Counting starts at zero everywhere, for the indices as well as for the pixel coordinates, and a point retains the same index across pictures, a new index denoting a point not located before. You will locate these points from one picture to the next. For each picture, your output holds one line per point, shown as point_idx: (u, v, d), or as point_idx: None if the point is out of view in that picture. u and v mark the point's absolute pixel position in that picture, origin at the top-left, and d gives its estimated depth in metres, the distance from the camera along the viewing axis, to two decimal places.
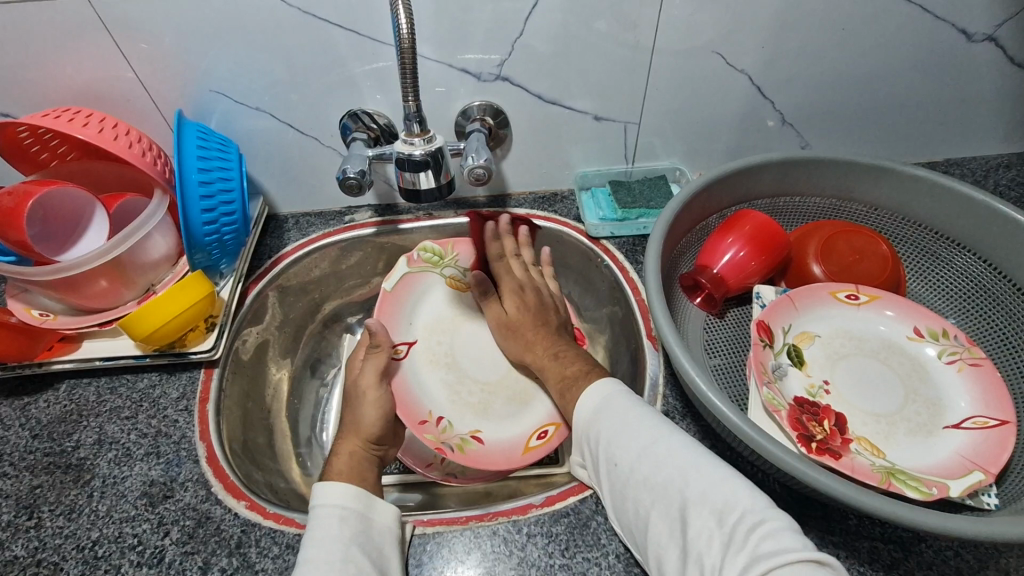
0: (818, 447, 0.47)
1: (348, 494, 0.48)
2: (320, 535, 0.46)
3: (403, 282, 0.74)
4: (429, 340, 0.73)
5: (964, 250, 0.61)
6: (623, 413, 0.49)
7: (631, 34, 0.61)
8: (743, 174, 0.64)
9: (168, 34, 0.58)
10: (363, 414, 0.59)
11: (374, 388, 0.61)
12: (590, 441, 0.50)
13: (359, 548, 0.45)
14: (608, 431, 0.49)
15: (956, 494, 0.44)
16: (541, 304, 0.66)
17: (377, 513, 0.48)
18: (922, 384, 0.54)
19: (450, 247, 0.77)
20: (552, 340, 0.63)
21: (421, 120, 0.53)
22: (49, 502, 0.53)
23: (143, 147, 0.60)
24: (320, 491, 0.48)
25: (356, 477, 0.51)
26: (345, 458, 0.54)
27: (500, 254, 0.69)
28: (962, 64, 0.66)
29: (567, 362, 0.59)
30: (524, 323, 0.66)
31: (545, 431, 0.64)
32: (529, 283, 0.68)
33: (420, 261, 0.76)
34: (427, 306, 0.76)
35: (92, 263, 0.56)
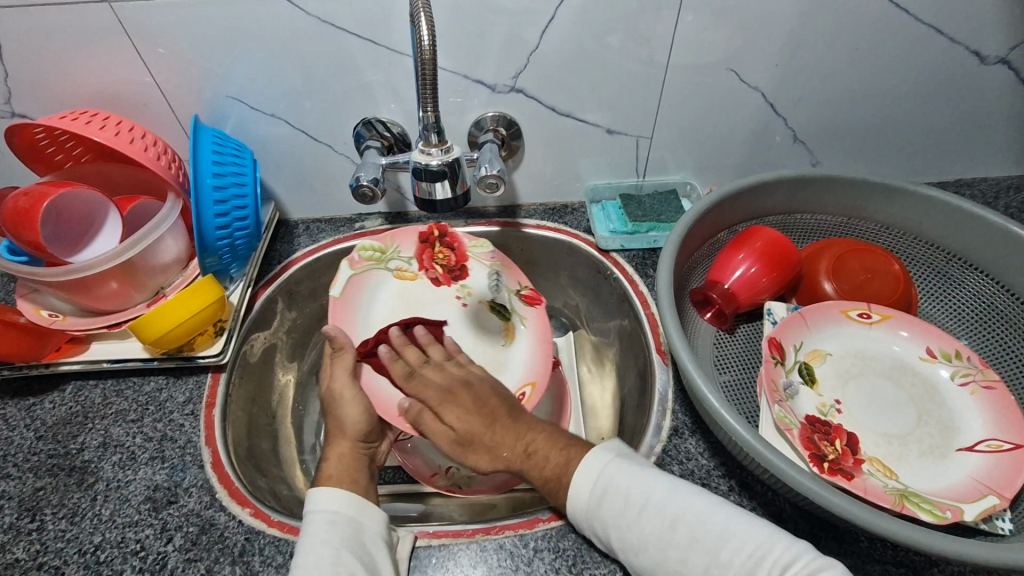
0: (830, 468, 0.47)
1: (340, 500, 0.48)
2: (311, 540, 0.45)
3: (350, 285, 0.70)
4: None
5: (977, 271, 0.61)
6: (628, 492, 0.46)
7: (645, 49, 0.61)
8: (754, 190, 0.64)
9: (187, 40, 0.58)
10: (343, 413, 0.57)
11: (348, 387, 0.59)
12: (604, 529, 0.46)
13: (350, 552, 0.45)
14: (623, 515, 0.45)
15: (971, 518, 0.44)
16: (480, 396, 0.58)
17: (367, 517, 0.48)
18: (935, 406, 0.54)
19: (389, 240, 0.74)
20: (516, 436, 0.55)
21: (438, 130, 0.52)
22: (52, 504, 0.52)
23: (159, 150, 0.61)
24: (313, 498, 0.48)
25: (346, 480, 0.51)
26: (334, 461, 0.54)
27: (409, 372, 0.61)
28: (974, 85, 0.66)
29: (542, 460, 0.52)
30: (477, 430, 0.55)
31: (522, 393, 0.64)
32: (456, 381, 0.59)
33: (362, 261, 0.72)
34: (383, 297, 0.72)
35: (105, 265, 0.56)
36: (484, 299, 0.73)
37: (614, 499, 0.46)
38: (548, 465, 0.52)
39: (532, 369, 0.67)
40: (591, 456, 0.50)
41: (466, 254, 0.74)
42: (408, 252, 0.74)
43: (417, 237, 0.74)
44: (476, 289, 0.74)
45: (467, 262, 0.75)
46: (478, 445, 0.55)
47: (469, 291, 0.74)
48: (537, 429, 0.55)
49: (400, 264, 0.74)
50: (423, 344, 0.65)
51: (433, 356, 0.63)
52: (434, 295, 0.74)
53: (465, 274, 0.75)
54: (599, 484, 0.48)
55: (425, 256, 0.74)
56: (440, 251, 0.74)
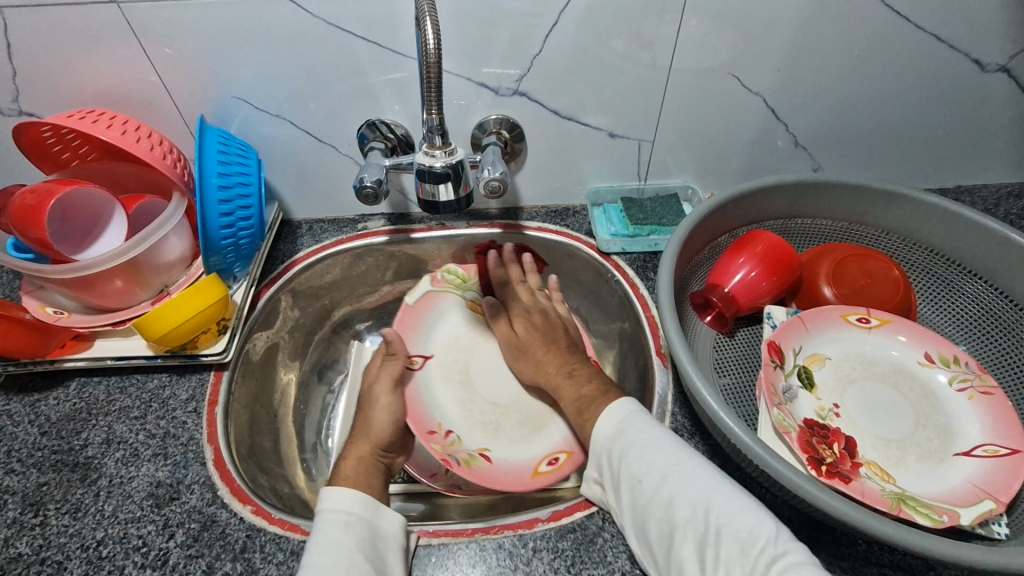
0: (828, 471, 0.48)
1: (354, 500, 0.49)
2: (322, 539, 0.46)
3: (425, 298, 0.76)
4: (446, 356, 0.74)
5: (976, 277, 0.61)
6: (646, 436, 0.50)
7: (648, 54, 0.62)
8: (755, 195, 0.64)
9: (194, 41, 0.59)
10: (374, 418, 0.60)
11: (387, 394, 0.62)
12: (613, 460, 0.50)
13: (364, 553, 0.46)
14: (635, 450, 0.49)
15: (967, 522, 0.44)
16: (550, 324, 0.67)
17: (383, 521, 0.49)
18: (933, 411, 0.54)
19: (473, 272, 0.79)
20: (564, 358, 0.64)
21: (443, 132, 0.53)
22: (55, 499, 0.53)
23: (164, 149, 0.61)
24: (327, 497, 0.49)
25: (350, 478, 0.52)
26: (354, 462, 0.55)
27: (505, 283, 0.74)
28: (975, 92, 0.67)
29: (580, 381, 0.60)
30: (534, 343, 0.66)
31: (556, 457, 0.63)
32: (537, 304, 0.70)
33: (443, 282, 0.79)
34: (445, 328, 0.76)
35: (111, 263, 0.57)
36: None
37: (630, 439, 0.50)
38: (584, 388, 0.59)
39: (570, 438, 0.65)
40: (618, 403, 0.54)
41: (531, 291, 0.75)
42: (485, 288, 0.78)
43: None
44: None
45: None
46: (533, 356, 0.66)
47: None
48: (587, 366, 0.62)
49: (476, 298, 0.79)
50: (525, 269, 0.75)
51: (530, 281, 0.73)
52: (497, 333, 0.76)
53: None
54: (621, 423, 0.52)
55: (497, 292, 0.78)
56: (508, 294, 0.74)
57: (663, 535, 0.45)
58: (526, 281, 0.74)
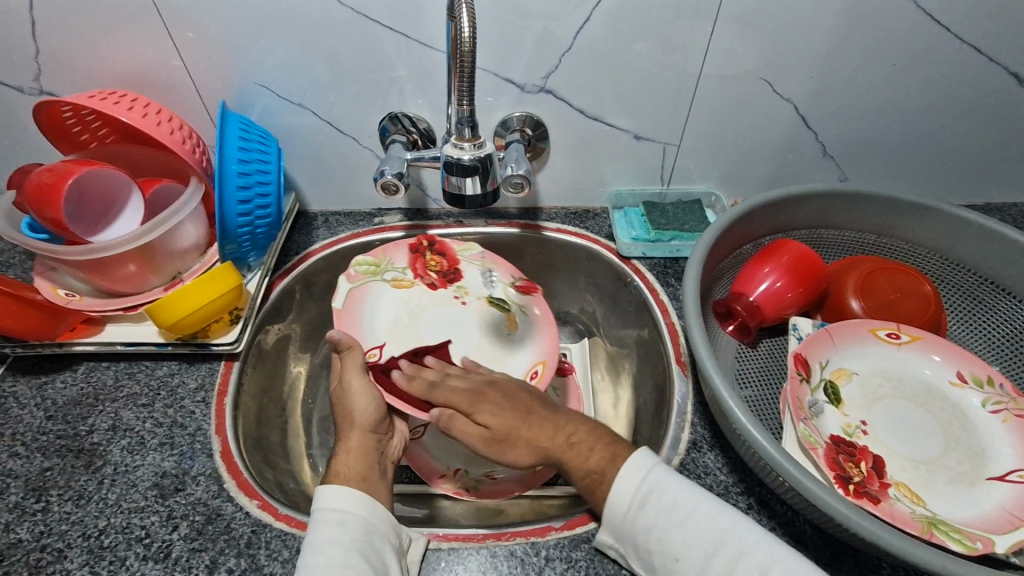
0: (855, 490, 0.46)
1: (350, 499, 0.46)
2: (318, 540, 0.44)
3: (352, 298, 0.68)
4: (397, 335, 0.69)
5: (1010, 297, 0.60)
6: (671, 506, 0.45)
7: (678, 56, 0.60)
8: (783, 203, 0.63)
9: (220, 26, 0.58)
10: (353, 403, 0.55)
11: (358, 377, 0.57)
12: (640, 536, 0.45)
13: (360, 555, 0.44)
14: (661, 525, 0.45)
15: (1002, 550, 0.42)
16: (507, 392, 0.57)
17: (377, 517, 0.47)
18: (965, 432, 0.52)
19: (381, 254, 0.72)
20: (556, 424, 0.54)
21: (472, 125, 0.52)
22: (58, 485, 0.52)
23: (184, 134, 0.60)
24: (320, 495, 0.47)
25: (358, 478, 0.50)
26: (344, 456, 0.52)
27: (430, 385, 0.59)
28: (1011, 107, 0.65)
29: (585, 451, 0.51)
30: (513, 424, 0.55)
31: (535, 370, 0.65)
32: (484, 383, 0.58)
33: (359, 275, 0.70)
34: (385, 311, 0.70)
35: (127, 246, 0.56)
36: (482, 295, 0.72)
37: (653, 515, 0.45)
38: (592, 457, 0.51)
39: (542, 348, 0.67)
40: (637, 456, 0.49)
41: (456, 258, 0.74)
42: (401, 263, 0.72)
43: (409, 248, 0.73)
44: (474, 289, 0.73)
45: (458, 263, 0.74)
46: (519, 435, 0.54)
47: (466, 291, 0.73)
48: (574, 421, 0.54)
49: (397, 274, 0.72)
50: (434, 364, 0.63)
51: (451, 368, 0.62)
52: (437, 299, 0.72)
53: (459, 275, 0.74)
54: (644, 487, 0.47)
55: (419, 265, 0.73)
56: (432, 258, 0.73)
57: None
58: (448, 370, 0.62)
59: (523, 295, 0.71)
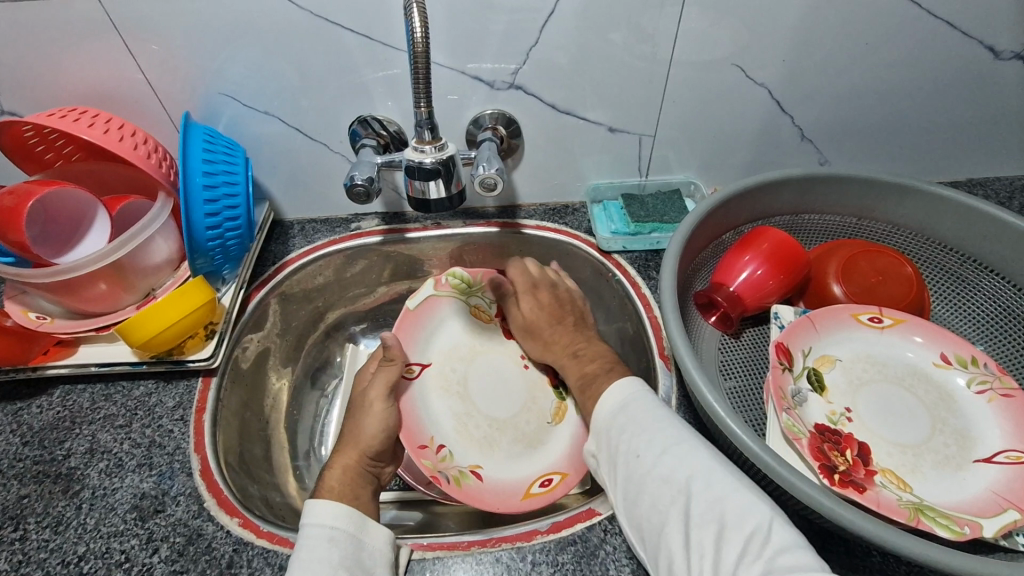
0: (841, 480, 0.45)
1: (339, 514, 0.46)
2: (307, 554, 0.43)
3: (427, 303, 0.71)
4: (443, 365, 0.70)
5: (993, 274, 0.59)
6: (642, 419, 0.48)
7: (648, 46, 0.59)
8: (761, 190, 0.62)
9: (179, 37, 0.57)
10: (364, 423, 0.56)
11: (381, 400, 0.58)
12: (610, 434, 0.49)
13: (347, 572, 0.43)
14: (632, 427, 0.48)
15: (990, 534, 0.42)
16: (559, 298, 0.65)
17: (369, 534, 0.46)
18: (950, 415, 0.51)
19: (479, 275, 0.74)
20: (572, 339, 0.63)
21: (432, 127, 0.51)
22: (35, 513, 0.51)
23: (149, 148, 0.59)
24: (308, 510, 0.46)
25: (347, 495, 0.49)
26: (338, 472, 0.52)
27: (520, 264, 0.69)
28: (988, 81, 0.64)
29: (585, 362, 0.59)
30: (541, 322, 0.65)
31: (549, 479, 0.61)
32: (543, 279, 0.67)
33: (448, 286, 0.73)
34: (446, 335, 0.72)
35: (94, 266, 0.55)
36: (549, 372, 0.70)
37: (627, 418, 0.49)
38: (588, 368, 0.58)
39: (568, 460, 0.62)
40: (631, 379, 0.53)
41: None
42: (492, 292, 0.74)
43: None
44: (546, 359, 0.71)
45: None
46: (539, 335, 0.66)
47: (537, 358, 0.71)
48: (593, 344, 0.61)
49: (480, 304, 0.74)
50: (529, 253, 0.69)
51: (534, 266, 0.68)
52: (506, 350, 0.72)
53: None
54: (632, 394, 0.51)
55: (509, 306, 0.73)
56: None
57: (655, 507, 0.43)
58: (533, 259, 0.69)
59: None
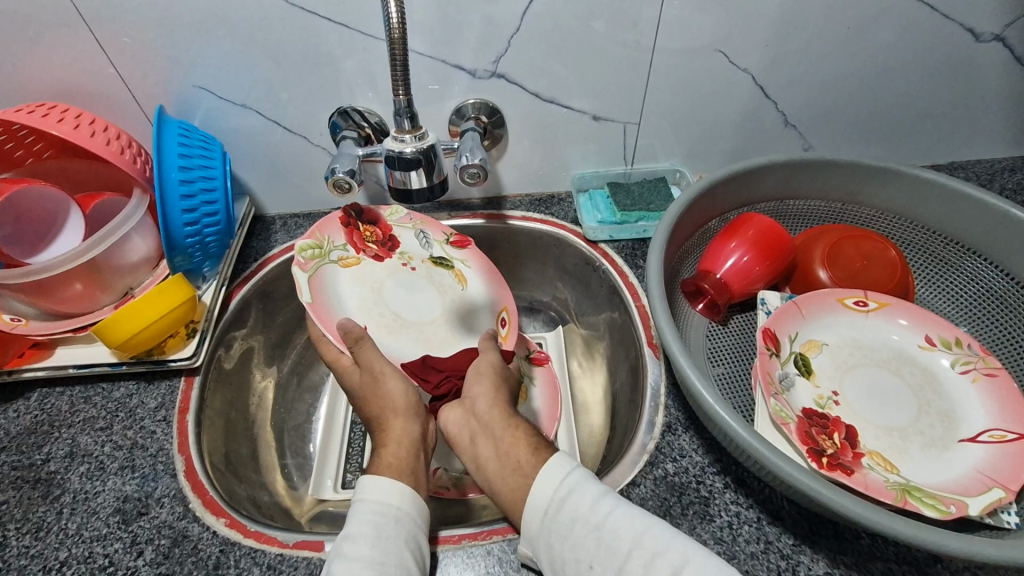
0: (829, 463, 0.45)
1: (402, 495, 0.45)
2: (371, 532, 0.42)
3: (313, 288, 0.64)
4: (371, 318, 0.68)
5: (975, 255, 0.59)
6: (586, 516, 0.42)
7: (631, 33, 0.59)
8: (745, 176, 0.61)
9: (150, 29, 0.55)
10: (388, 387, 0.56)
11: (385, 363, 0.57)
12: (553, 541, 0.42)
13: (410, 551, 0.43)
14: (578, 527, 0.42)
15: (976, 513, 0.42)
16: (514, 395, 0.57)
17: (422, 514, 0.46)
18: (936, 396, 0.52)
19: (319, 233, 0.67)
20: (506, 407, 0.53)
21: (411, 116, 0.50)
22: (14, 519, 0.49)
23: (122, 144, 0.58)
24: (371, 488, 0.45)
25: (407, 471, 0.48)
26: (392, 448, 0.51)
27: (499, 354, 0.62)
28: (970, 63, 0.64)
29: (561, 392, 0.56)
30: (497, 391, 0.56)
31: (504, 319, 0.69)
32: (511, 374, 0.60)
33: (308, 261, 0.65)
34: (345, 291, 0.68)
35: (68, 265, 0.54)
36: (424, 257, 0.72)
37: (569, 520, 0.42)
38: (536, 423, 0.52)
39: (501, 294, 0.70)
40: (557, 457, 0.46)
41: (388, 225, 0.72)
42: (340, 238, 0.69)
43: (341, 221, 0.69)
44: (415, 252, 0.72)
45: (392, 231, 0.72)
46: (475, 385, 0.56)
47: (410, 257, 0.72)
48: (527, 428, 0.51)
49: (342, 253, 0.69)
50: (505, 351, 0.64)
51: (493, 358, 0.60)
52: (387, 271, 0.72)
53: (395, 242, 0.72)
54: (564, 486, 0.44)
55: (356, 237, 0.70)
56: (366, 228, 0.71)
57: None
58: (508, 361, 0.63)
59: (460, 251, 0.71)
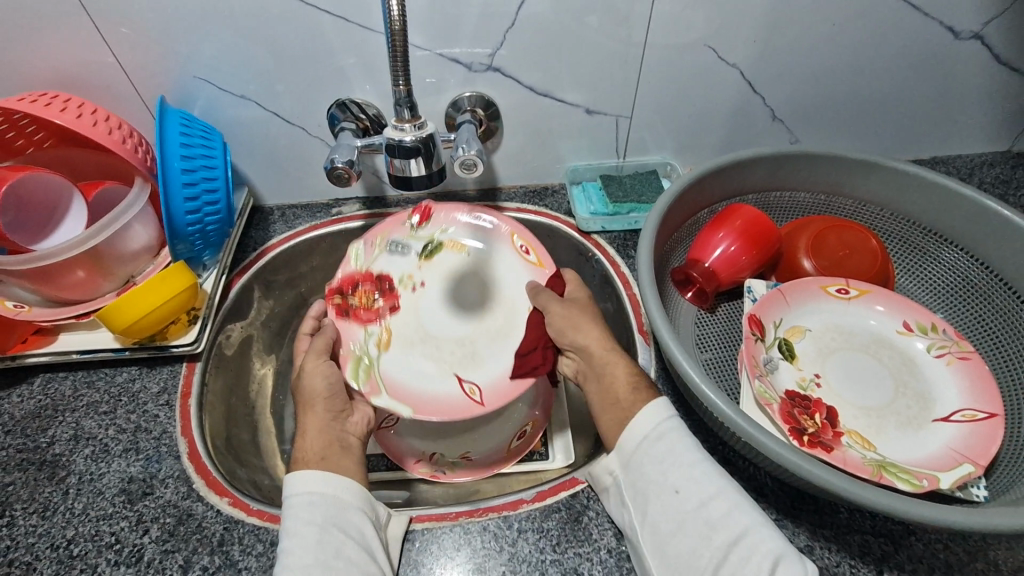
0: (810, 441, 0.48)
1: (316, 479, 0.46)
2: (293, 522, 0.43)
3: (391, 393, 0.60)
4: (445, 361, 0.64)
5: (952, 245, 0.61)
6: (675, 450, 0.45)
7: (624, 28, 0.60)
8: (734, 168, 0.63)
9: (152, 20, 0.56)
10: (310, 381, 0.55)
11: (315, 359, 0.57)
12: (641, 471, 0.45)
13: (339, 531, 0.43)
14: (670, 458, 0.45)
15: (946, 486, 0.44)
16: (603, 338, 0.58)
17: (349, 493, 0.46)
18: (912, 378, 0.54)
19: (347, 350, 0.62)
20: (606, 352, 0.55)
21: (411, 106, 0.51)
22: (21, 500, 0.51)
23: (124, 133, 0.59)
24: (290, 482, 0.46)
25: (317, 459, 0.49)
26: (309, 438, 0.51)
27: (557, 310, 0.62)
28: (950, 60, 0.66)
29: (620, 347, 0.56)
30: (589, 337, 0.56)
31: (523, 248, 0.69)
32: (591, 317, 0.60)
33: (367, 382, 0.60)
34: (408, 361, 0.64)
35: (72, 251, 0.55)
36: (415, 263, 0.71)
37: (665, 450, 0.45)
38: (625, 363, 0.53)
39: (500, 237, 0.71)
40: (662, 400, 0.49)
41: (366, 270, 0.68)
42: (359, 335, 0.64)
43: (335, 310, 0.64)
44: (407, 271, 0.70)
45: (373, 271, 0.69)
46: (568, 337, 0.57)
47: (410, 275, 0.70)
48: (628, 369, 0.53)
49: (371, 330, 0.65)
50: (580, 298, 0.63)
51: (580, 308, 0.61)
52: (409, 305, 0.68)
53: (384, 275, 0.69)
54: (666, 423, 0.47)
55: (362, 315, 0.66)
56: (359, 294, 0.67)
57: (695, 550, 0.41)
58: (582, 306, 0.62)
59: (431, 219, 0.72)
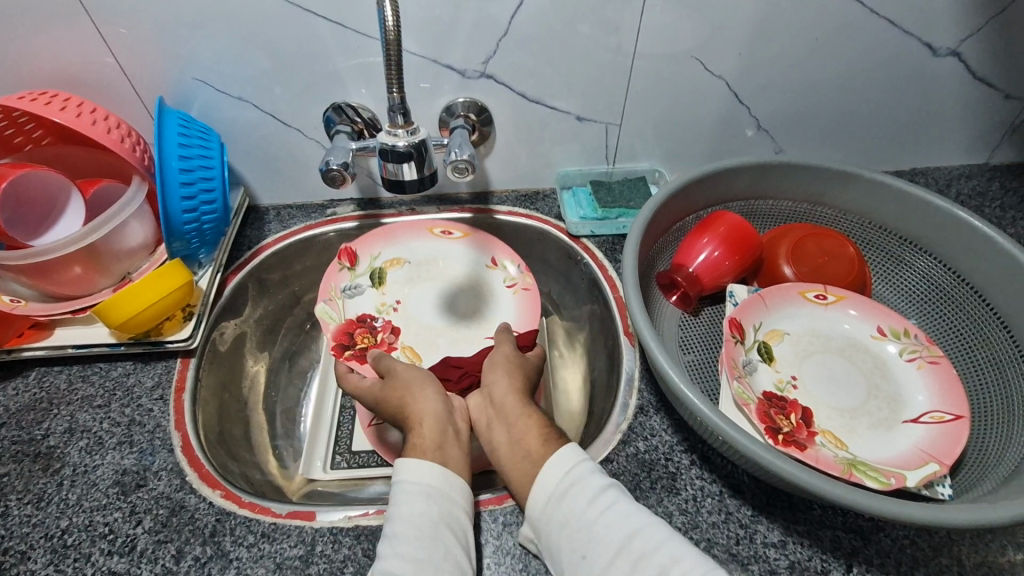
0: (785, 439, 0.49)
1: (435, 474, 0.47)
2: (405, 510, 0.45)
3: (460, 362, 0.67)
4: (461, 331, 0.72)
5: (926, 254, 0.64)
6: (581, 506, 0.45)
7: (614, 38, 0.62)
8: (719, 176, 0.65)
9: (153, 23, 0.57)
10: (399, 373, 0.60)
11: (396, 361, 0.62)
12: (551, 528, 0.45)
13: (446, 527, 0.45)
14: (575, 514, 0.45)
15: (912, 484, 0.46)
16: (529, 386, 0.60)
17: (455, 489, 0.48)
18: (884, 381, 0.56)
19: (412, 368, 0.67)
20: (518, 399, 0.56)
21: (405, 112, 0.53)
22: (16, 490, 0.52)
23: (122, 132, 0.60)
24: (404, 468, 0.48)
25: (433, 447, 0.50)
26: (423, 424, 0.53)
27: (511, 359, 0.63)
28: (928, 75, 0.69)
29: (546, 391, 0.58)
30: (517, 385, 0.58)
31: (450, 232, 0.77)
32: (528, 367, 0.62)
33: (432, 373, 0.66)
34: (442, 345, 0.70)
35: (69, 248, 0.56)
36: (376, 292, 0.74)
37: (569, 504, 0.46)
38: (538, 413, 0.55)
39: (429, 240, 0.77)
40: (567, 448, 0.49)
41: (347, 320, 0.70)
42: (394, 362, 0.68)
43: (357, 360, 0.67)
44: (376, 299, 0.73)
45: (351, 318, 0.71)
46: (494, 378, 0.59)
47: (383, 300, 0.74)
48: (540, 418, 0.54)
49: (403, 355, 0.69)
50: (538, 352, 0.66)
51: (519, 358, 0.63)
52: (403, 321, 0.72)
53: (364, 313, 0.72)
54: (567, 478, 0.47)
55: (382, 344, 0.69)
56: (362, 338, 0.69)
57: None
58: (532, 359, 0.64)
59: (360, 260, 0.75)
